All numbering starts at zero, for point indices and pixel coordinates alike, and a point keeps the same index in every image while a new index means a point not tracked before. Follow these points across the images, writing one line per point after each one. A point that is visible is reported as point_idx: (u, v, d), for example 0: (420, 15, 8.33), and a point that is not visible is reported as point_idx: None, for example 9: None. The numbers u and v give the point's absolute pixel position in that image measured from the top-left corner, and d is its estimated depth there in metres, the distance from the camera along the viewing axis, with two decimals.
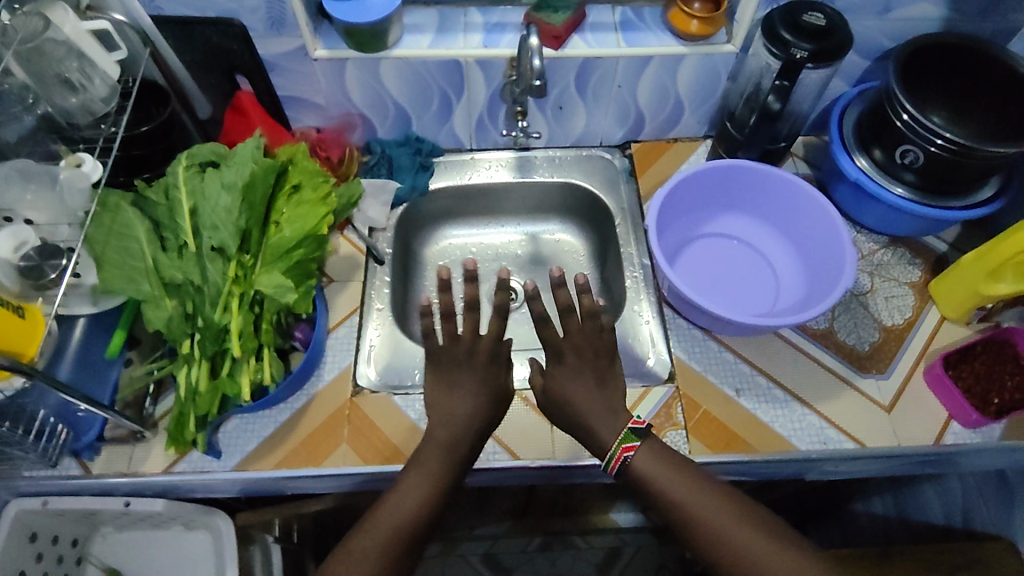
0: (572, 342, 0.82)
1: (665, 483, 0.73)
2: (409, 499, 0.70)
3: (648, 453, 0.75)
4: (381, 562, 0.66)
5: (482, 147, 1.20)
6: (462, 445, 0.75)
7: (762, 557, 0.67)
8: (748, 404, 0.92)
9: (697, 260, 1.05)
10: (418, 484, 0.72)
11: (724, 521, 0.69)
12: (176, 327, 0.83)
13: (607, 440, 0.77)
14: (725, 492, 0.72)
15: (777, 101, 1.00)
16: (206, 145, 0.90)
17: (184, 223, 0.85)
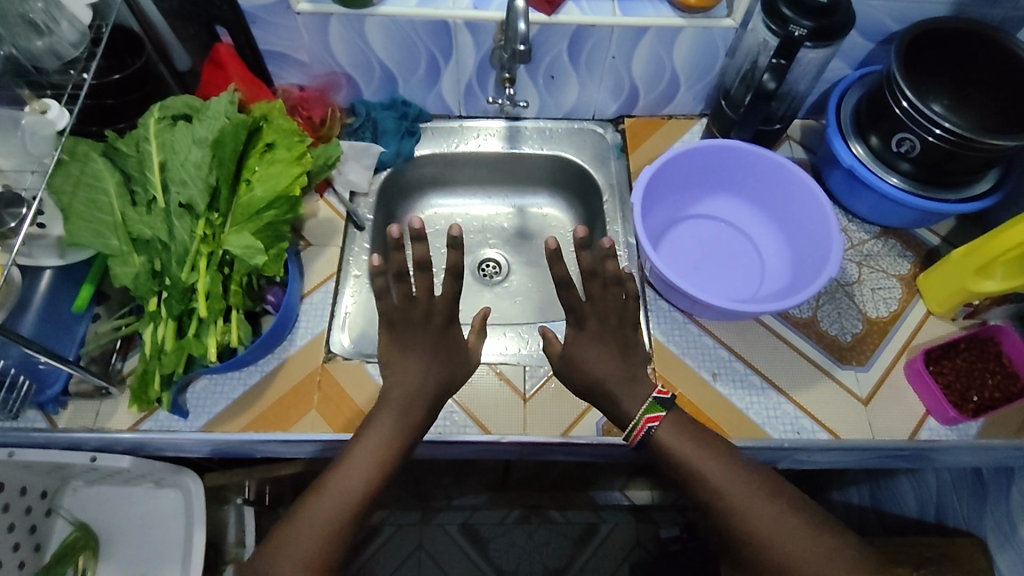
0: (594, 307, 0.82)
1: (691, 456, 0.73)
2: (357, 468, 0.70)
3: (671, 426, 0.75)
4: (332, 519, 0.66)
5: (471, 115, 1.16)
6: (411, 413, 0.75)
7: (780, 533, 0.68)
8: (723, 389, 0.90)
9: (683, 241, 1.02)
10: (367, 453, 0.71)
11: (746, 495, 0.70)
12: (142, 284, 0.81)
13: (632, 409, 0.77)
14: (746, 469, 0.72)
15: (773, 80, 0.95)
16: (180, 98, 0.88)
17: (154, 177, 0.83)
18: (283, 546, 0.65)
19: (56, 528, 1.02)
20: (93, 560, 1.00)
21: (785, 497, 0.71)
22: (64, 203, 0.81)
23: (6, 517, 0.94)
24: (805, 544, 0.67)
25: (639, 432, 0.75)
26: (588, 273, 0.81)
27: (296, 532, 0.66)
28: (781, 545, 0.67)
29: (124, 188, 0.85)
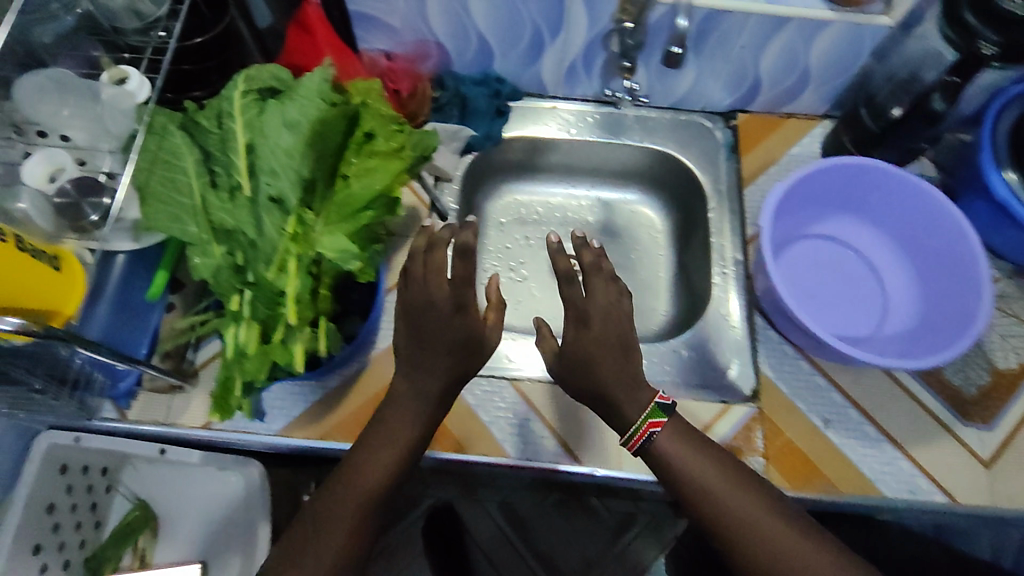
0: (596, 307, 0.74)
1: (699, 467, 0.68)
2: (369, 467, 0.67)
3: (674, 433, 0.70)
4: (344, 531, 0.64)
5: (567, 96, 1.05)
6: (421, 404, 0.71)
7: (798, 555, 0.63)
8: (835, 437, 0.85)
9: (800, 264, 0.93)
10: (377, 450, 0.68)
11: (760, 511, 0.65)
12: (225, 279, 0.74)
13: (630, 414, 0.71)
14: (754, 480, 0.68)
15: (941, 99, 0.83)
16: (265, 67, 0.77)
17: (238, 161, 0.73)
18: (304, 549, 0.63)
19: (114, 506, 0.99)
20: (151, 541, 0.99)
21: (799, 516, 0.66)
22: (141, 182, 0.74)
23: (70, 496, 0.92)
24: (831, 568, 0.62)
25: (640, 438, 0.70)
26: (592, 267, 0.77)
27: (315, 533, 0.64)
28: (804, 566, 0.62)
29: (203, 168, 0.77)
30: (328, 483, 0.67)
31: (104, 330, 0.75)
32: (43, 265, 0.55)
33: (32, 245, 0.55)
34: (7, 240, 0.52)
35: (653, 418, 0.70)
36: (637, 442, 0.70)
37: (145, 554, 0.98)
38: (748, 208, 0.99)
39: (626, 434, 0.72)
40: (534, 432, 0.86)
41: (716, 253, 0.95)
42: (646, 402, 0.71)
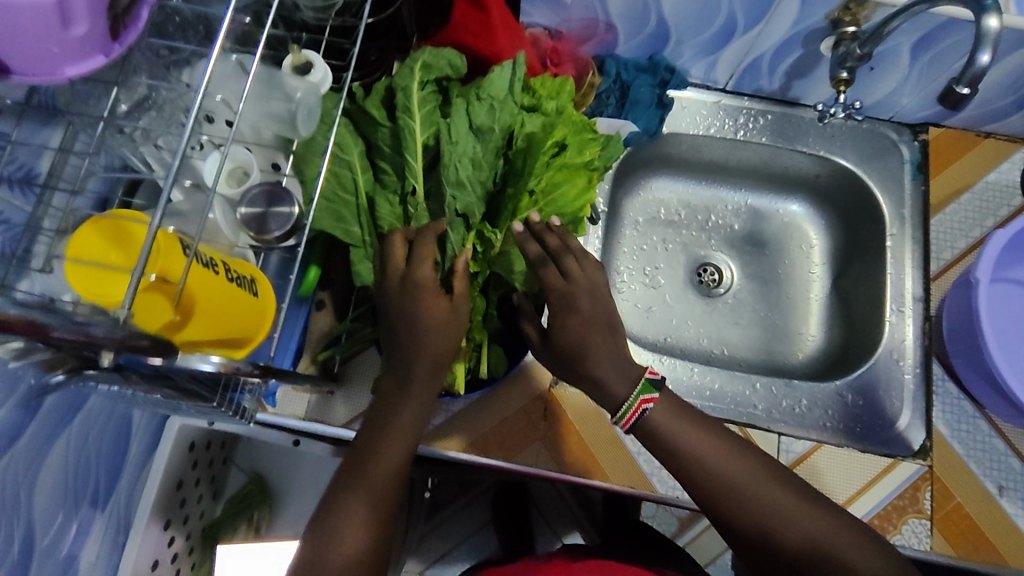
0: (580, 287, 0.65)
1: (697, 438, 0.61)
2: (394, 441, 0.58)
3: (667, 402, 0.63)
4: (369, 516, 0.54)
5: (736, 91, 0.95)
6: (439, 378, 0.62)
7: (819, 527, 0.56)
8: (1010, 507, 0.78)
9: (998, 313, 0.82)
10: (387, 427, 0.59)
11: (773, 483, 0.59)
12: None
13: (621, 392, 0.63)
14: (753, 452, 0.62)
15: None
16: (442, 51, 0.69)
17: (414, 162, 0.67)
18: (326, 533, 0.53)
19: (230, 477, 0.97)
20: (265, 516, 0.96)
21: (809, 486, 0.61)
22: None
23: (195, 472, 0.88)
24: (852, 537, 0.56)
25: (634, 416, 0.62)
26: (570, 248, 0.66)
27: (337, 514, 0.53)
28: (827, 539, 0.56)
29: (367, 161, 0.70)
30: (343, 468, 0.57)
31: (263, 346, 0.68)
32: (245, 293, 0.51)
33: (232, 269, 0.51)
34: (218, 272, 0.48)
35: (642, 392, 0.62)
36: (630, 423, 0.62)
37: (259, 527, 0.95)
38: (932, 237, 0.89)
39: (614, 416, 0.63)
40: None
41: (893, 288, 0.87)
42: (638, 377, 0.63)
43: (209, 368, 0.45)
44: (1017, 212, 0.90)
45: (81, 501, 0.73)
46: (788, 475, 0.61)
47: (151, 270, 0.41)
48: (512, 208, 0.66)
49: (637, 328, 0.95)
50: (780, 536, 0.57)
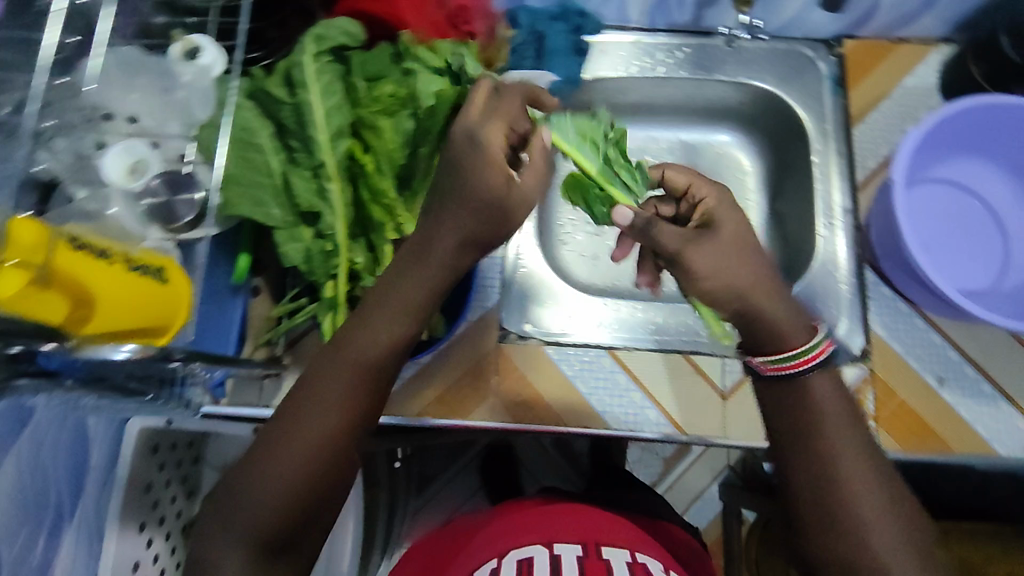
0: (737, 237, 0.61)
1: (829, 424, 0.57)
2: (314, 425, 0.55)
3: (833, 387, 0.58)
4: (257, 518, 0.53)
5: (652, 28, 0.95)
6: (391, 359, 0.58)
7: (878, 537, 0.54)
8: (951, 397, 0.81)
9: (917, 214, 0.86)
10: (313, 410, 0.56)
11: (852, 480, 0.55)
12: (317, 263, 0.69)
13: (797, 338, 0.58)
14: (854, 441, 0.57)
15: None
16: (334, 23, 0.69)
17: (318, 136, 0.66)
18: (222, 523, 0.54)
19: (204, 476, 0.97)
20: None
21: (903, 518, 0.55)
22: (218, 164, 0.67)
23: (164, 473, 0.88)
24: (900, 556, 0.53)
25: (808, 363, 0.57)
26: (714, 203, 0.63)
27: (238, 508, 0.54)
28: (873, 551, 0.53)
29: (279, 142, 0.70)
30: (257, 447, 0.56)
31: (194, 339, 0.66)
32: (148, 280, 0.50)
33: (136, 259, 0.51)
34: (110, 261, 0.48)
35: (824, 341, 0.58)
36: (801, 367, 0.57)
37: None
38: (856, 148, 0.91)
39: (775, 353, 0.58)
40: (634, 402, 0.82)
41: (822, 203, 0.89)
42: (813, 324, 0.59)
43: (120, 357, 0.46)
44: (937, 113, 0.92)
45: (45, 517, 0.74)
46: (886, 484, 0.56)
47: (11, 257, 0.43)
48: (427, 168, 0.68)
49: (583, 278, 0.91)
50: (839, 529, 0.55)
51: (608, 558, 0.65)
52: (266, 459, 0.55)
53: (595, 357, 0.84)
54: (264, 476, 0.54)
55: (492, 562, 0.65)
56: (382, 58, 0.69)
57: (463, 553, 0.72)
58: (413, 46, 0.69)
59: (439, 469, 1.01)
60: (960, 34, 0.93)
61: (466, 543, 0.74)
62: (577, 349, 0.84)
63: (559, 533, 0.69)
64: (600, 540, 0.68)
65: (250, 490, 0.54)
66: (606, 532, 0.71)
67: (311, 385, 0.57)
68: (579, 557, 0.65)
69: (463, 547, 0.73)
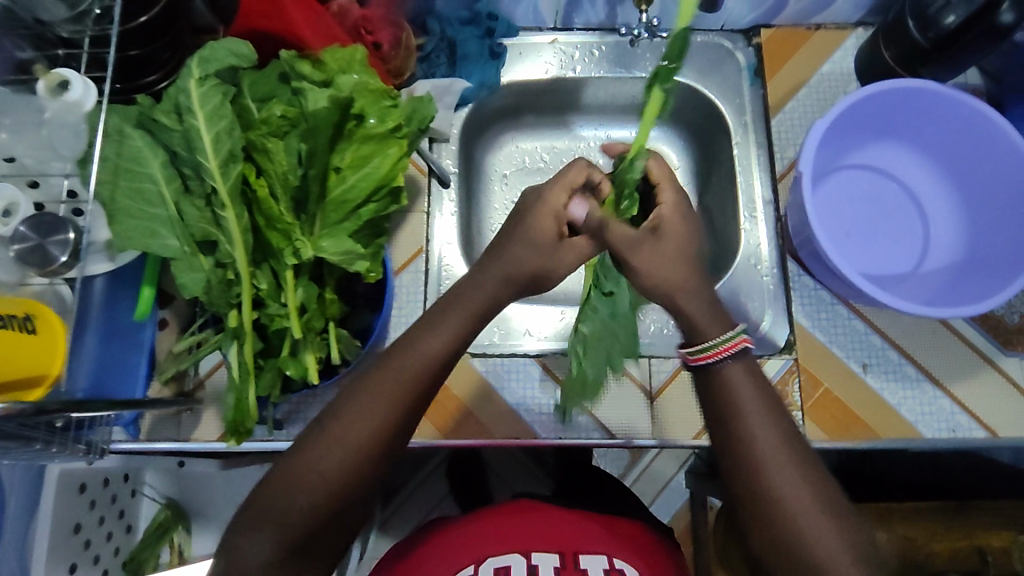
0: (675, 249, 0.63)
1: (749, 411, 0.54)
2: (334, 455, 0.53)
3: (746, 378, 0.55)
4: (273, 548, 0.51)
5: (567, 25, 0.93)
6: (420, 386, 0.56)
7: (819, 536, 0.50)
8: (875, 382, 0.82)
9: (837, 202, 0.86)
10: (331, 443, 0.53)
11: (783, 470, 0.52)
12: (216, 293, 0.67)
13: (712, 331, 0.58)
14: (783, 436, 0.53)
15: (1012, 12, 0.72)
16: (220, 43, 0.67)
17: (207, 162, 0.64)
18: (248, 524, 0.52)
19: (142, 508, 0.97)
20: (187, 537, 0.98)
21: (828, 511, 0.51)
22: (106, 199, 0.65)
23: (95, 512, 0.87)
24: (832, 552, 0.49)
25: (716, 356, 0.56)
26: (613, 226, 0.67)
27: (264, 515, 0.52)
28: (804, 540, 0.50)
29: (172, 170, 0.69)
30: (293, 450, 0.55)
31: (93, 378, 0.68)
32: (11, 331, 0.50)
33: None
34: None
35: (737, 334, 0.56)
36: (706, 361, 0.56)
37: (182, 548, 0.97)
38: (775, 137, 0.91)
39: (696, 348, 0.57)
40: (562, 408, 0.82)
41: (743, 196, 0.89)
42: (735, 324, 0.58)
43: None
44: None
45: None
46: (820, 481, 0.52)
47: None
48: (319, 190, 0.64)
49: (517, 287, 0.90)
50: (766, 527, 0.51)
51: (586, 566, 0.63)
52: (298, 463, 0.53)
53: (522, 366, 0.84)
54: (293, 482, 0.52)
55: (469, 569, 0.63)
56: (272, 78, 0.67)
57: (430, 558, 0.67)
58: (297, 62, 0.65)
59: (405, 477, 1.04)
60: (874, 17, 0.92)
61: (436, 549, 0.68)
62: (503, 360, 0.84)
63: (531, 541, 0.67)
64: (580, 548, 0.66)
65: (269, 520, 0.52)
66: (584, 536, 0.69)
67: (336, 416, 0.55)
68: (556, 567, 0.63)
69: (437, 554, 0.67)
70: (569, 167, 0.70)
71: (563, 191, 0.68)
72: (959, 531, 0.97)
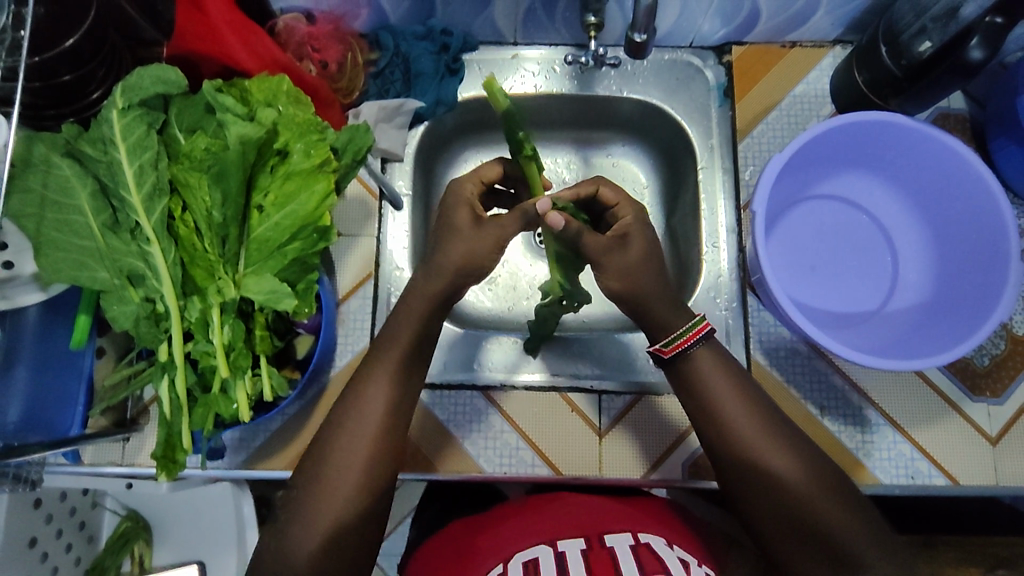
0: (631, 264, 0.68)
1: (718, 392, 0.62)
2: (374, 412, 0.60)
3: (714, 363, 0.64)
4: (343, 503, 0.56)
5: (529, 39, 0.89)
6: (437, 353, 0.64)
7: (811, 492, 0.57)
8: (832, 425, 0.80)
9: (802, 234, 0.83)
10: (366, 404, 0.60)
11: (757, 436, 0.60)
12: (145, 329, 0.65)
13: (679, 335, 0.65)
14: (756, 411, 0.61)
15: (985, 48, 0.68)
16: (146, 69, 0.64)
17: (132, 197, 0.62)
18: (308, 496, 0.56)
19: (103, 520, 0.91)
20: (148, 547, 0.93)
21: (816, 466, 0.59)
22: (32, 232, 0.63)
23: (52, 526, 0.83)
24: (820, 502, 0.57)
25: (686, 346, 0.64)
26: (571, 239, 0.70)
27: (324, 484, 0.57)
28: (796, 500, 0.57)
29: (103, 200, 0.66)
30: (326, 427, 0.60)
31: (24, 410, 0.68)
32: None
33: None
34: None
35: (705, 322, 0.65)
36: (680, 349, 0.64)
37: (142, 559, 0.93)
38: (742, 165, 0.87)
39: (668, 340, 0.65)
40: (509, 443, 0.81)
41: (706, 224, 0.85)
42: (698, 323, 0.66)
43: None
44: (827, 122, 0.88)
45: None
46: (792, 441, 0.60)
47: None
48: (240, 230, 0.64)
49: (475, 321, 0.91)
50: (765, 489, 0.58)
51: (612, 546, 0.61)
52: (343, 435, 0.59)
53: (470, 399, 0.83)
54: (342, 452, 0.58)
55: (498, 567, 0.60)
56: (199, 107, 0.65)
57: (469, 549, 0.67)
58: (219, 94, 0.63)
59: None
60: (852, 35, 0.88)
61: (470, 549, 0.67)
62: (450, 392, 0.83)
63: (557, 528, 0.66)
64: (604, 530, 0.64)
65: (322, 476, 0.57)
66: (611, 518, 0.67)
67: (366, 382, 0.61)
68: (582, 550, 0.61)
69: (468, 558, 0.65)
70: (481, 165, 0.75)
71: (472, 182, 0.72)
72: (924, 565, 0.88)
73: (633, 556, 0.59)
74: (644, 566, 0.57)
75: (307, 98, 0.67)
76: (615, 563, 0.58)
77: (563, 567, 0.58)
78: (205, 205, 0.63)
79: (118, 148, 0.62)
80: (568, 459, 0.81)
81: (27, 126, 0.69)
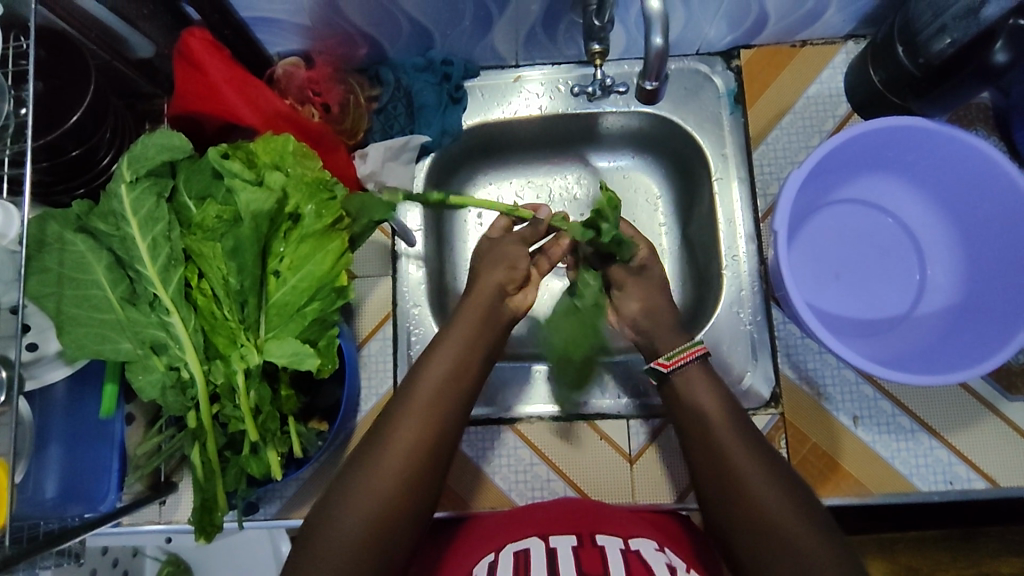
0: None
1: (713, 416, 0.61)
2: (409, 420, 0.59)
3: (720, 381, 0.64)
4: (373, 509, 0.54)
5: (530, 59, 0.87)
6: (470, 378, 0.64)
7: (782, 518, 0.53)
8: (866, 436, 0.79)
9: (829, 238, 0.81)
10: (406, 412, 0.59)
11: (737, 447, 0.58)
12: (170, 397, 0.65)
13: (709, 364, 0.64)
14: (743, 440, 0.59)
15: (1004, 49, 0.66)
16: (152, 137, 0.64)
17: (146, 270, 0.62)
18: (334, 505, 0.55)
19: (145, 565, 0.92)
20: None
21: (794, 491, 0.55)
22: (53, 311, 0.62)
23: None
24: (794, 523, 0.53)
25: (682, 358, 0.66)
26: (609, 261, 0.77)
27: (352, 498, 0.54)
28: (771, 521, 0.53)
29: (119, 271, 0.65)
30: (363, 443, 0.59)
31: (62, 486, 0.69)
32: None
33: None
34: None
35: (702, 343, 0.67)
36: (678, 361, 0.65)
37: None
38: (757, 171, 0.86)
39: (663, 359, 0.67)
40: (540, 475, 0.81)
41: (725, 236, 0.83)
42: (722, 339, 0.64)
43: None
44: (843, 121, 0.85)
45: None
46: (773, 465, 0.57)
47: None
48: (259, 297, 0.64)
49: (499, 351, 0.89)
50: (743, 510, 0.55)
51: (602, 545, 0.60)
52: (383, 444, 0.57)
53: (498, 434, 0.82)
54: (372, 469, 0.56)
55: (489, 556, 0.61)
56: (206, 172, 0.65)
57: (460, 551, 0.66)
58: (225, 161, 0.64)
59: None
60: (865, 29, 0.85)
61: (459, 551, 0.66)
62: (475, 427, 0.82)
63: (552, 527, 0.65)
64: (595, 529, 0.63)
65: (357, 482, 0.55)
66: (602, 519, 0.66)
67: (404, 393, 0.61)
68: (574, 546, 0.60)
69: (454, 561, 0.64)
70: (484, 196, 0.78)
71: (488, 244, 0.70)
72: (966, 560, 0.85)
73: (621, 558, 0.57)
74: (631, 567, 0.55)
75: (314, 154, 0.69)
76: (604, 562, 0.56)
77: (551, 558, 0.57)
78: (219, 272, 0.63)
79: (130, 222, 0.61)
80: (597, 485, 0.81)
81: (42, 205, 0.70)
